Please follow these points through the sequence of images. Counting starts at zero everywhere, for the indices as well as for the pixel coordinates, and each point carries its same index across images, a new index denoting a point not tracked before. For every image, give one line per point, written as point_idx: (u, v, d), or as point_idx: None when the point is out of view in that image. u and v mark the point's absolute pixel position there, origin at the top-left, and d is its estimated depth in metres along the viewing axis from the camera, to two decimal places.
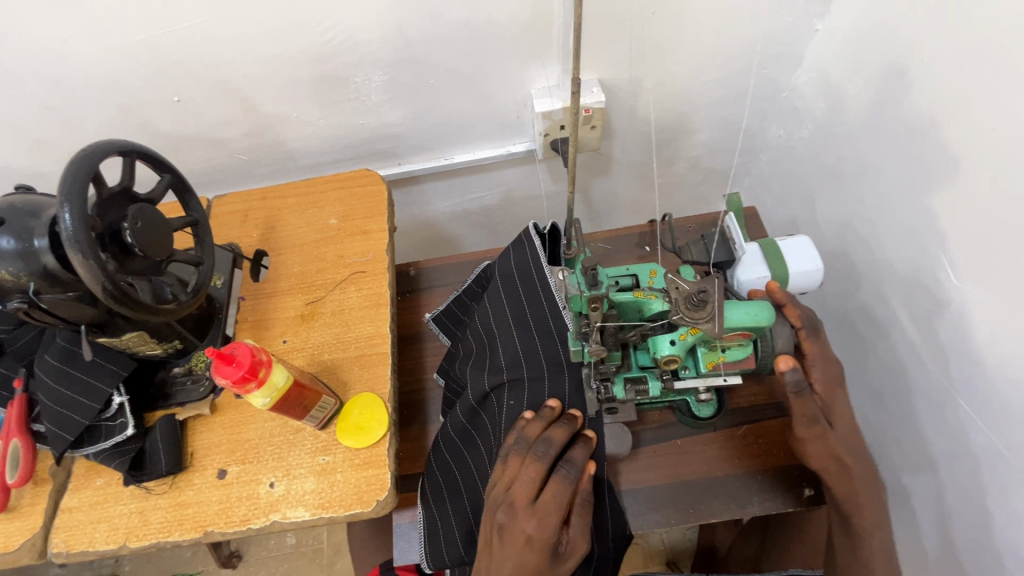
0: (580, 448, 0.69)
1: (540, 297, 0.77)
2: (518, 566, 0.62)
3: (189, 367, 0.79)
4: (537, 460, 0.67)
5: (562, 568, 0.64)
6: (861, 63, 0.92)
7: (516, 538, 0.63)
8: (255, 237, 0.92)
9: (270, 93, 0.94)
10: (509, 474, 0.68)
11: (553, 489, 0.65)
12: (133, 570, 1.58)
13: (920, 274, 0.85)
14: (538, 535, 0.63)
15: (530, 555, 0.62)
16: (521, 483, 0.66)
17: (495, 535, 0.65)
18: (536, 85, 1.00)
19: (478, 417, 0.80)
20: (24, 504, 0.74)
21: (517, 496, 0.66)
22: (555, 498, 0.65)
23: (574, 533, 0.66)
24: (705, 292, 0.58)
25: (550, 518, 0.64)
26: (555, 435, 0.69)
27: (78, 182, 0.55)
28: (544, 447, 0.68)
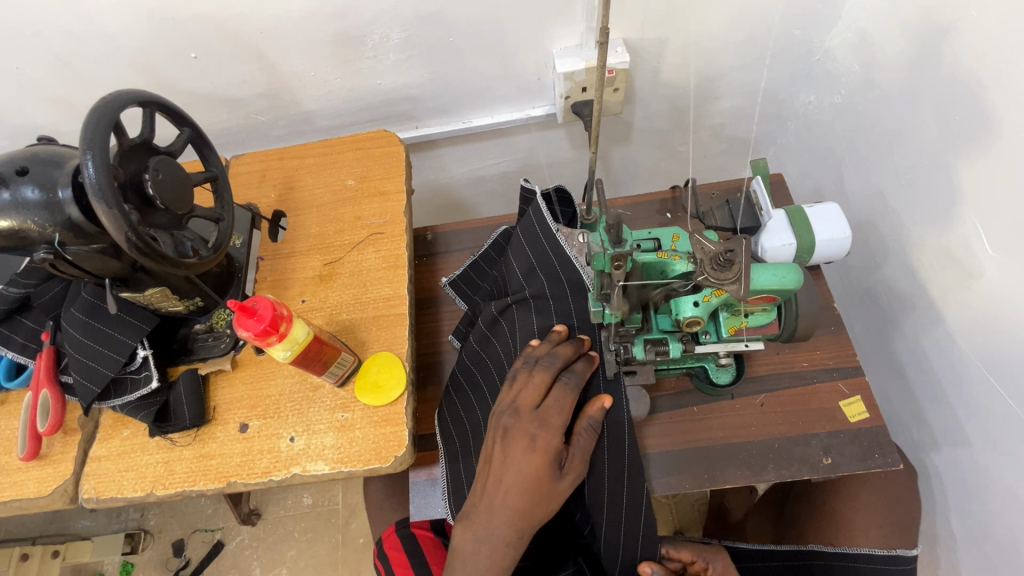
0: (584, 363, 0.71)
1: (551, 246, 0.78)
2: (523, 469, 0.65)
3: (211, 325, 0.81)
4: (543, 370, 0.69)
5: (562, 483, 0.66)
6: (901, 21, 0.87)
7: (520, 440, 0.66)
8: (274, 198, 0.91)
9: (286, 51, 0.93)
10: (516, 386, 0.70)
11: (558, 395, 0.68)
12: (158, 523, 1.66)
13: (951, 245, 0.82)
14: (541, 436, 0.65)
15: (532, 458, 0.65)
16: (528, 389, 0.68)
17: (498, 440, 0.67)
18: (559, 44, 0.97)
19: (491, 347, 0.81)
20: (55, 452, 0.76)
21: (523, 402, 0.68)
22: (559, 404, 0.68)
23: (575, 453, 0.67)
24: (732, 251, 0.56)
25: (553, 420, 0.66)
26: (562, 350, 0.71)
27: (100, 130, 0.55)
28: (551, 359, 0.70)
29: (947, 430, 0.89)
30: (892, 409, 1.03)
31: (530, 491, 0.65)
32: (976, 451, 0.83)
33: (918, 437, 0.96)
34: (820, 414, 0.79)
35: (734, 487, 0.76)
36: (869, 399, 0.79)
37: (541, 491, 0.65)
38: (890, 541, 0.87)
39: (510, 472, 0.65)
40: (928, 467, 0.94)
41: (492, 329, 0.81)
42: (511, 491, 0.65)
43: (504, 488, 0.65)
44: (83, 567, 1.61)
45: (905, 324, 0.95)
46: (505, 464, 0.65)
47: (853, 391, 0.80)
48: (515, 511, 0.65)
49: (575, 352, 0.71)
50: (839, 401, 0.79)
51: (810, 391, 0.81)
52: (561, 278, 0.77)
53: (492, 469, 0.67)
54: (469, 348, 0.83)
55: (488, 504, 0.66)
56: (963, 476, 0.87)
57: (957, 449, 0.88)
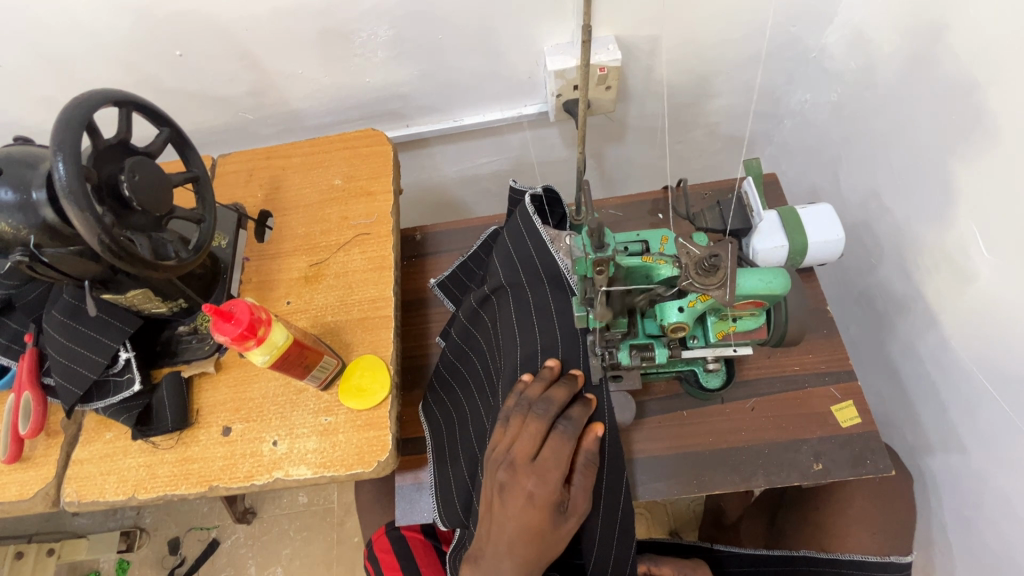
0: (581, 407, 0.68)
1: (539, 248, 0.78)
2: (525, 522, 0.63)
3: (195, 326, 0.80)
4: (537, 419, 0.66)
5: (565, 525, 0.64)
6: (898, 18, 0.86)
7: (517, 497, 0.64)
8: (260, 197, 0.90)
9: (272, 49, 0.92)
10: (510, 434, 0.67)
11: (554, 447, 0.65)
12: (154, 521, 1.66)
13: (947, 248, 0.81)
14: (538, 492, 0.63)
15: (532, 511, 0.63)
16: (522, 440, 0.65)
17: (496, 495, 0.65)
18: (549, 42, 0.96)
19: (475, 340, 0.84)
20: (37, 455, 0.75)
21: (518, 455, 0.65)
22: (556, 454, 0.64)
23: (577, 493, 0.66)
24: (718, 256, 0.55)
25: (550, 475, 0.64)
26: (556, 394, 0.68)
27: (71, 130, 0.54)
28: (545, 405, 0.67)
29: (942, 435, 0.88)
30: (888, 412, 1.01)
31: (534, 540, 0.63)
32: (970, 457, 0.82)
33: (913, 441, 0.95)
34: (811, 419, 0.78)
35: (723, 492, 0.75)
36: (861, 404, 0.78)
37: (546, 539, 0.64)
38: (883, 547, 0.85)
39: (512, 524, 0.63)
40: (922, 471, 0.93)
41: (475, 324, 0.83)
42: (516, 543, 0.63)
43: (506, 539, 0.64)
44: (80, 565, 1.62)
45: (900, 327, 0.94)
46: (505, 517, 0.64)
47: (845, 396, 0.79)
48: (520, 560, 0.64)
49: (569, 394, 0.68)
50: (831, 406, 0.78)
51: (802, 395, 0.79)
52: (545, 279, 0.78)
53: (493, 520, 0.65)
54: (451, 341, 0.85)
55: (492, 555, 0.65)
56: (957, 481, 0.86)
57: (951, 454, 0.87)
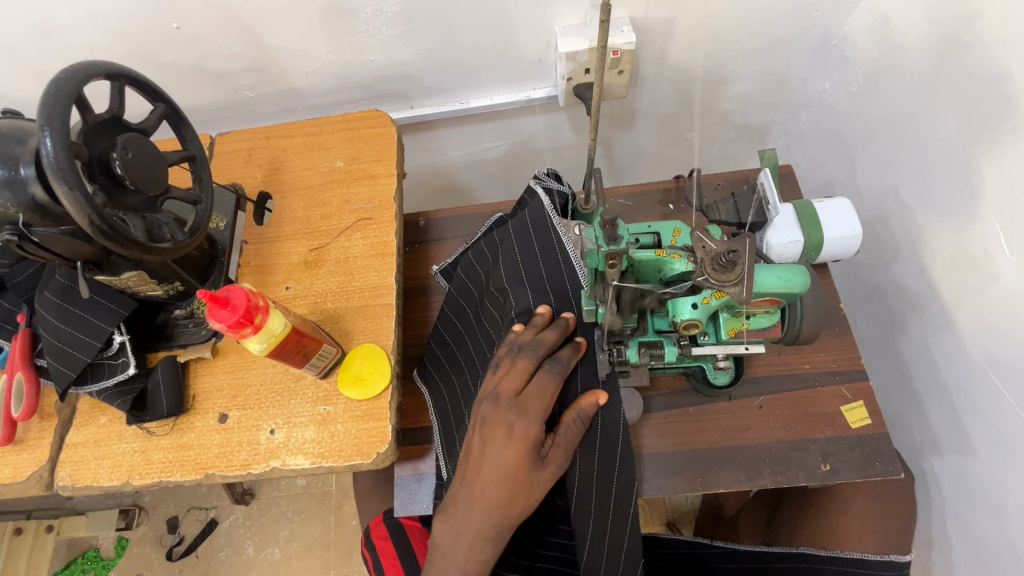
0: (570, 351, 0.67)
1: (552, 239, 0.76)
2: (501, 462, 0.61)
3: (190, 310, 0.78)
4: (526, 357, 0.66)
5: (543, 474, 0.63)
6: (926, 5, 0.82)
7: (499, 431, 0.62)
8: (259, 178, 0.88)
9: (273, 24, 0.88)
10: (498, 373, 0.66)
11: (540, 384, 0.64)
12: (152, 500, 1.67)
13: (967, 247, 0.78)
14: (520, 424, 0.62)
15: (511, 446, 0.61)
16: (510, 376, 0.65)
17: (478, 430, 0.64)
18: (561, 22, 0.92)
19: (472, 295, 0.85)
20: (31, 437, 0.75)
21: (504, 390, 0.64)
22: (541, 389, 0.64)
23: (558, 446, 0.64)
24: (736, 252, 0.52)
25: (532, 408, 0.62)
26: (548, 336, 0.68)
27: (59, 103, 0.51)
28: (537, 345, 0.67)
29: (951, 436, 0.87)
30: (895, 410, 1.00)
31: (509, 480, 0.61)
32: (980, 461, 0.81)
33: (920, 441, 0.94)
34: (821, 419, 0.76)
35: (728, 491, 0.74)
36: (872, 405, 0.76)
37: (524, 484, 0.62)
38: (884, 546, 0.83)
39: (488, 462, 0.62)
40: (926, 471, 0.92)
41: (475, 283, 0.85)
42: (489, 483, 0.62)
43: (481, 476, 0.62)
44: (80, 540, 1.63)
45: (913, 326, 0.92)
46: (483, 452, 0.62)
47: (856, 396, 0.77)
48: (494, 502, 0.62)
49: (561, 338, 0.67)
50: (842, 406, 0.76)
51: (812, 394, 0.77)
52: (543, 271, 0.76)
53: (472, 460, 0.64)
54: (451, 306, 0.86)
55: (466, 498, 0.63)
56: (964, 484, 0.84)
57: (959, 457, 0.85)
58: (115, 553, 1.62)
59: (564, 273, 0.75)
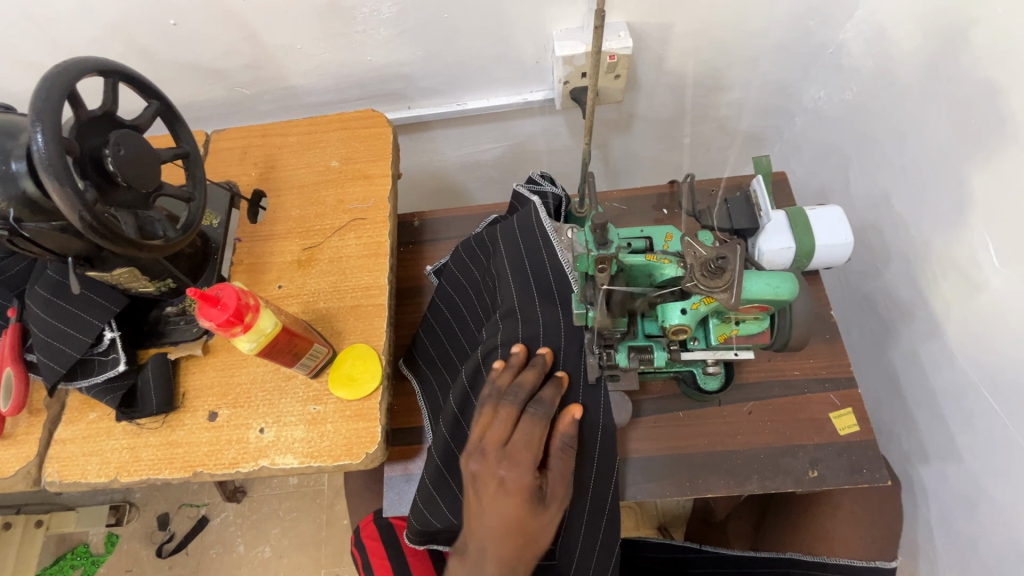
0: (552, 388, 0.67)
1: (539, 234, 0.77)
2: (500, 514, 0.61)
3: (183, 308, 0.78)
4: (508, 405, 0.65)
5: (548, 512, 0.62)
6: (921, 14, 0.82)
7: (490, 485, 0.62)
8: (254, 176, 0.88)
9: (270, 22, 0.88)
10: (482, 423, 0.66)
11: (526, 432, 0.63)
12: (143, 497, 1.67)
13: (958, 257, 0.78)
14: (510, 478, 0.61)
15: (507, 500, 0.61)
16: (494, 427, 0.64)
17: (471, 490, 0.63)
18: (559, 25, 0.93)
19: (462, 320, 0.84)
20: (19, 432, 0.74)
21: (491, 442, 0.63)
22: (527, 438, 0.63)
23: (554, 478, 0.63)
24: (725, 258, 0.52)
25: (521, 458, 0.62)
26: (525, 379, 0.67)
27: (51, 99, 0.51)
28: (516, 392, 0.66)
29: (939, 444, 0.87)
30: (885, 417, 1.00)
31: (513, 537, 0.61)
32: (967, 469, 0.81)
33: (909, 449, 0.94)
34: (810, 425, 0.76)
35: (716, 496, 0.74)
36: (861, 412, 0.76)
37: (530, 528, 0.61)
38: (870, 552, 0.83)
39: (490, 517, 0.61)
40: (914, 478, 0.93)
41: (463, 305, 0.84)
42: (494, 536, 0.61)
43: (486, 534, 0.61)
44: (70, 536, 1.63)
45: (904, 334, 0.93)
46: (481, 510, 0.62)
47: (845, 403, 0.77)
48: (502, 559, 0.61)
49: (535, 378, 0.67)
50: (830, 413, 0.76)
51: (801, 400, 0.77)
52: (529, 275, 0.76)
53: (471, 516, 0.63)
54: (439, 296, 0.86)
55: (475, 552, 0.63)
56: (951, 491, 0.85)
57: (947, 464, 0.86)
58: (105, 549, 1.62)
59: (549, 268, 0.75)
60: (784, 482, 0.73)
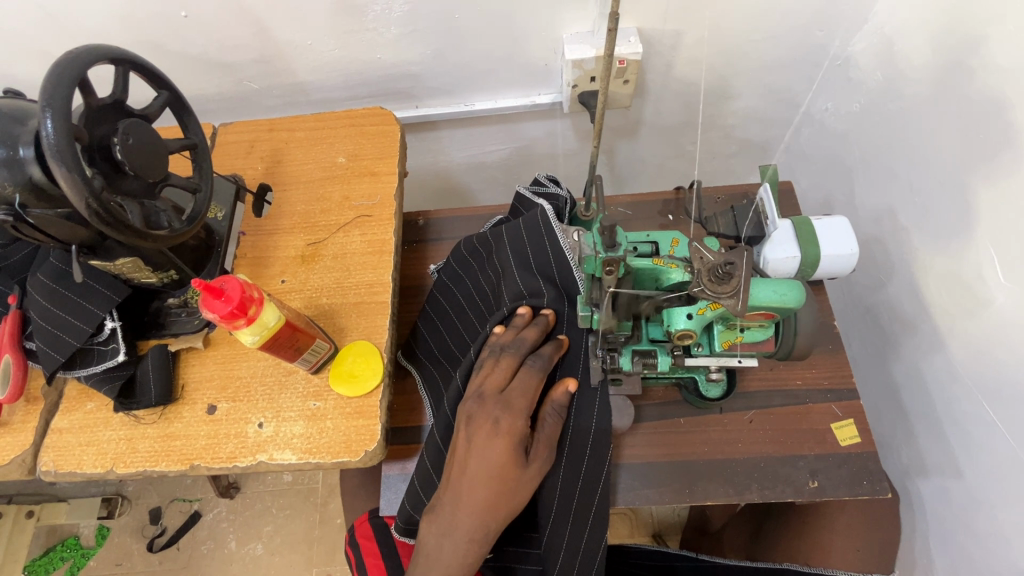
0: (552, 347, 0.70)
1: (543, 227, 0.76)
2: (487, 456, 0.62)
3: (184, 300, 0.78)
4: (509, 355, 0.68)
5: (530, 468, 0.63)
6: (930, 29, 0.82)
7: (483, 426, 0.63)
8: (260, 170, 0.88)
9: (282, 17, 0.88)
10: (482, 372, 0.68)
11: (523, 380, 0.66)
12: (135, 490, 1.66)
13: (962, 272, 0.78)
14: (504, 419, 0.63)
15: (496, 442, 0.62)
16: (495, 373, 0.67)
17: (462, 426, 0.65)
18: (570, 29, 0.93)
19: (462, 309, 0.84)
20: (15, 421, 0.73)
21: (488, 387, 0.66)
22: (524, 385, 0.66)
23: (540, 439, 0.65)
24: (732, 264, 0.52)
25: (516, 403, 0.64)
26: (528, 335, 0.70)
27: (63, 86, 0.51)
28: (518, 344, 0.69)
29: (938, 458, 0.87)
30: (884, 430, 1.00)
31: (495, 482, 0.62)
32: (966, 484, 0.81)
33: (907, 462, 0.94)
34: (811, 435, 0.76)
35: (715, 504, 0.74)
36: (862, 424, 0.75)
37: (511, 479, 0.62)
38: (866, 564, 0.83)
39: (473, 460, 0.62)
40: (912, 492, 0.93)
41: (465, 296, 0.84)
42: (475, 482, 0.62)
43: (467, 477, 0.62)
44: (60, 527, 1.62)
45: (905, 347, 0.92)
46: (468, 452, 0.63)
47: (846, 414, 0.77)
48: (482, 503, 0.62)
49: (538, 337, 0.70)
50: (831, 424, 0.76)
51: (803, 410, 0.77)
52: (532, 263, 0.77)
53: (456, 460, 0.64)
54: (437, 291, 0.86)
55: (451, 503, 0.63)
56: (950, 506, 0.85)
57: (945, 479, 0.86)
58: (96, 542, 1.61)
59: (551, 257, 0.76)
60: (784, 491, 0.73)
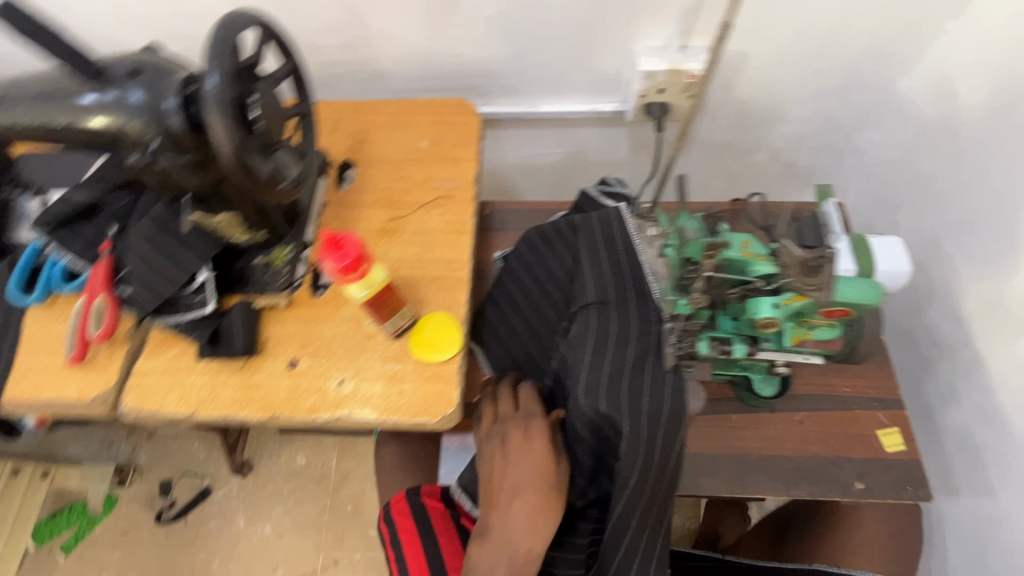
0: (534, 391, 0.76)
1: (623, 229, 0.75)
2: (526, 463, 0.68)
3: (269, 260, 0.81)
4: (506, 386, 0.76)
5: (561, 471, 0.69)
6: (987, 70, 0.89)
7: (514, 440, 0.70)
8: (344, 147, 0.92)
9: (379, 6, 0.94)
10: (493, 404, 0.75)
11: (526, 396, 0.74)
12: (147, 462, 1.67)
13: (1007, 298, 0.83)
14: (519, 435, 0.70)
15: (532, 449, 0.69)
16: (502, 403, 0.74)
17: (495, 454, 0.69)
18: (645, 42, 0.98)
19: (534, 299, 0.85)
20: (100, 360, 0.77)
21: (503, 412, 0.73)
22: (529, 400, 0.74)
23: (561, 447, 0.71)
24: (822, 259, 0.60)
25: (532, 420, 0.71)
26: (523, 392, 0.74)
27: (224, 43, 0.56)
28: (512, 399, 0.74)
29: (969, 477, 0.90)
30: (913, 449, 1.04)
31: (541, 485, 0.67)
32: (999, 502, 0.84)
33: (936, 482, 0.97)
34: (857, 440, 0.79)
35: (763, 498, 0.77)
36: (907, 432, 0.79)
37: (553, 483, 0.68)
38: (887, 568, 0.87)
39: (515, 468, 0.68)
40: (940, 511, 0.96)
41: (534, 284, 0.85)
42: (522, 489, 0.67)
43: (511, 485, 0.67)
44: (69, 492, 1.62)
45: (942, 369, 0.96)
46: (507, 464, 0.68)
47: (892, 422, 0.80)
48: (533, 512, 0.65)
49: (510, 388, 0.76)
50: (878, 430, 0.79)
51: (850, 416, 0.81)
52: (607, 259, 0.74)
53: (497, 482, 0.68)
54: (507, 278, 0.89)
55: (506, 501, 0.67)
56: (979, 524, 0.88)
57: (976, 498, 0.89)
58: (103, 510, 1.61)
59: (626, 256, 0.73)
60: (831, 489, 0.76)
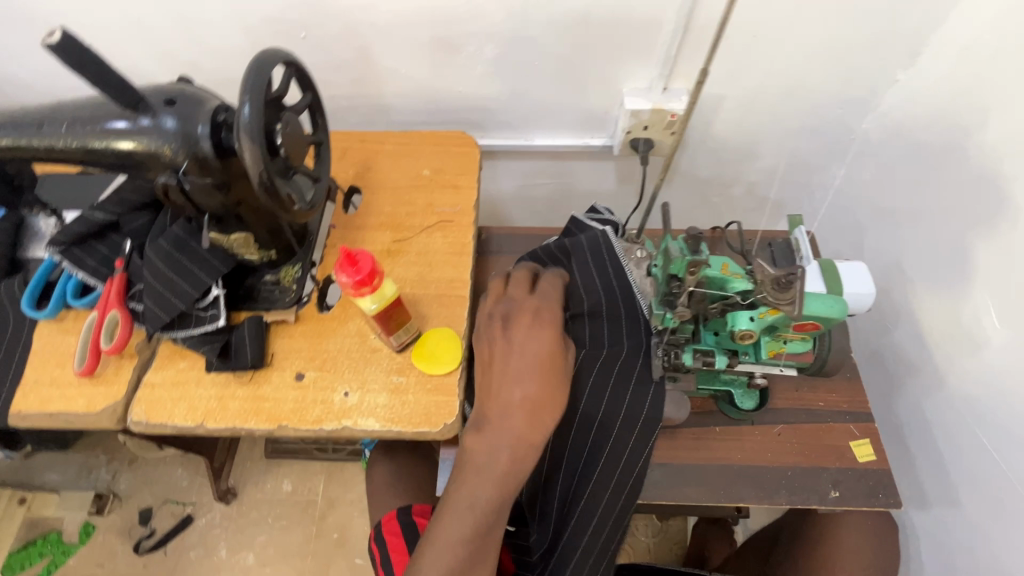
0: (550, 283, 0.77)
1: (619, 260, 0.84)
2: (534, 340, 0.66)
3: (278, 278, 0.85)
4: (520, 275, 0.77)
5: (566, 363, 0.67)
6: (934, 115, 0.99)
7: (521, 322, 0.68)
8: (351, 174, 0.98)
9: (387, 47, 1.02)
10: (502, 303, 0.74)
11: (545, 283, 0.75)
12: (127, 489, 1.64)
13: (962, 318, 0.91)
14: (536, 314, 0.69)
15: (538, 328, 0.67)
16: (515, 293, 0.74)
17: (497, 338, 0.67)
18: (630, 84, 1.08)
19: None
20: (109, 373, 0.79)
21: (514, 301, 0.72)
22: (545, 291, 0.74)
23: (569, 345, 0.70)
24: (794, 275, 0.63)
25: (542, 302, 0.71)
26: (534, 283, 0.76)
27: (259, 80, 0.63)
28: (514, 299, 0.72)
29: (937, 489, 0.96)
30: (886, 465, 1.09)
31: (545, 364, 0.64)
32: (965, 511, 0.90)
33: (908, 496, 1.03)
34: (832, 451, 0.85)
35: (747, 507, 0.81)
36: (877, 443, 0.85)
37: (555, 372, 0.65)
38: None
39: (520, 350, 0.65)
40: (913, 524, 1.01)
41: None
42: (523, 373, 0.63)
43: (511, 368, 0.64)
44: (43, 521, 1.58)
45: (908, 387, 1.03)
46: (509, 346, 0.66)
47: (863, 434, 0.86)
48: (532, 398, 0.62)
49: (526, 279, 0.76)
50: (850, 442, 0.85)
51: (825, 428, 0.86)
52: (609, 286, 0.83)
53: (498, 366, 0.65)
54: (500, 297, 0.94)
55: (508, 389, 0.63)
56: (949, 534, 0.93)
57: (945, 509, 0.94)
58: (79, 540, 1.56)
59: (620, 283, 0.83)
60: (810, 497, 0.81)
